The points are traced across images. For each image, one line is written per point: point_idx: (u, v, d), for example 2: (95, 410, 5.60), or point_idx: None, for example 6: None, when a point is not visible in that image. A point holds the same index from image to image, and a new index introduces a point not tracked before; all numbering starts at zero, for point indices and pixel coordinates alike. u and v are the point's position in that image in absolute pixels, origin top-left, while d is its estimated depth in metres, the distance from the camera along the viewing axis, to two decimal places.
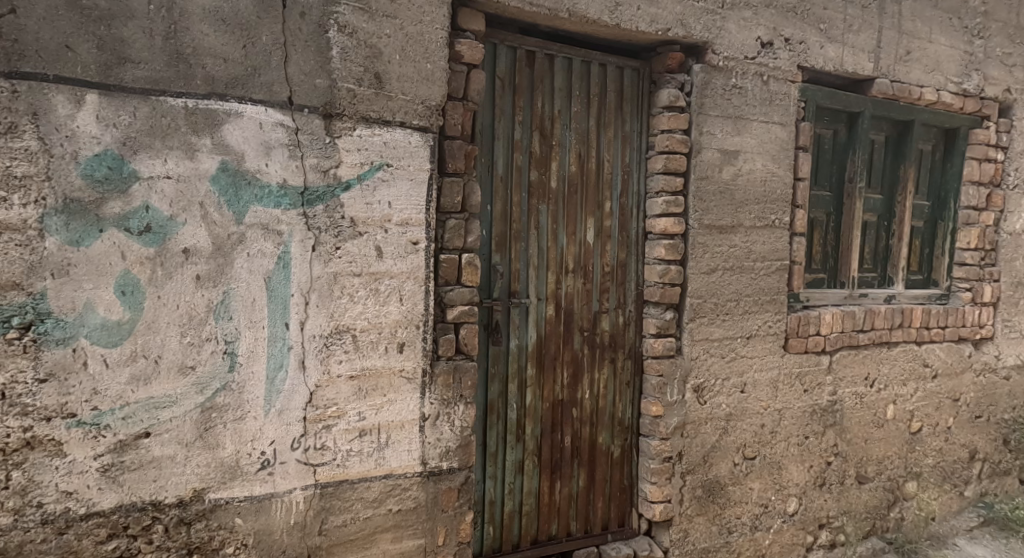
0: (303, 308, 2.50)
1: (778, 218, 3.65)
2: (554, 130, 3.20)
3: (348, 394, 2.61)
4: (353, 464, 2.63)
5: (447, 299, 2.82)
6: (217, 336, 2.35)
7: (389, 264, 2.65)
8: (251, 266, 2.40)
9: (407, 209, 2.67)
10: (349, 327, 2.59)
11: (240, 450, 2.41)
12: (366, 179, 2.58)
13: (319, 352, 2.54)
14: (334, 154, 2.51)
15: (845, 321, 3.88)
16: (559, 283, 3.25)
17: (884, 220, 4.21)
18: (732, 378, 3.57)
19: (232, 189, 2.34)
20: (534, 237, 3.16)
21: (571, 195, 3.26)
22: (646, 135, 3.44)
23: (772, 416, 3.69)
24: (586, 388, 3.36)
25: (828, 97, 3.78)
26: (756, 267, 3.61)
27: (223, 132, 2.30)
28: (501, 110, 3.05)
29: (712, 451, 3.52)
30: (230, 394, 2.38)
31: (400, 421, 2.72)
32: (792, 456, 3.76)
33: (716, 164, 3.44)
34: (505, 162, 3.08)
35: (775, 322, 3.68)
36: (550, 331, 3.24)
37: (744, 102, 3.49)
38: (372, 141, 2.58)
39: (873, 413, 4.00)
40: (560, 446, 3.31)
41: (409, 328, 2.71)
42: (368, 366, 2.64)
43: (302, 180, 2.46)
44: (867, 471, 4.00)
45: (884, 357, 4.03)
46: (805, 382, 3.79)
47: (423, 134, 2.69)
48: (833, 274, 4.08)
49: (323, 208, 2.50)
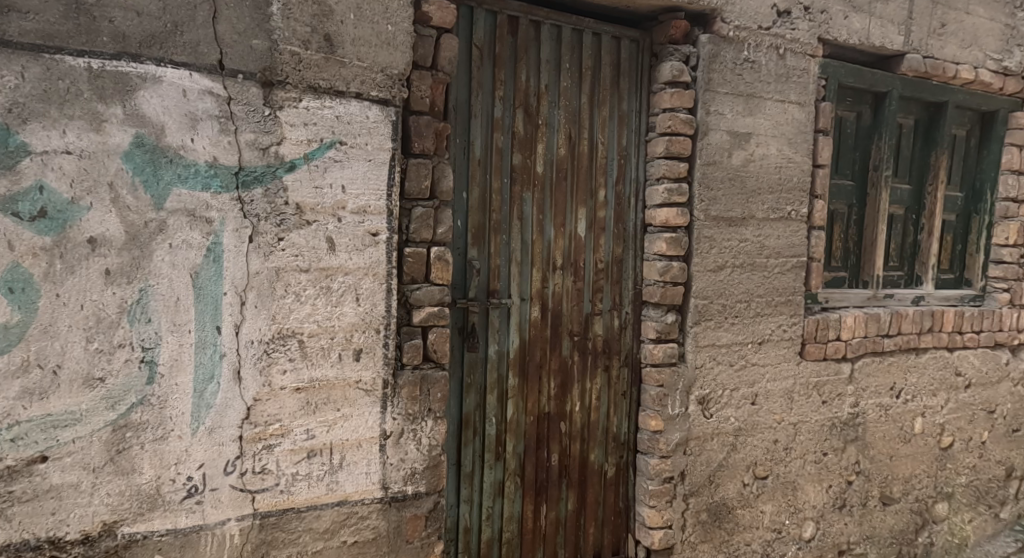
0: (238, 309, 2.14)
1: (795, 209, 3.26)
2: (540, 107, 2.82)
3: (294, 409, 2.25)
4: (300, 490, 2.27)
5: (413, 300, 2.45)
6: (132, 342, 1.99)
7: (343, 258, 2.29)
8: (174, 260, 2.04)
9: (365, 195, 2.31)
10: (295, 331, 2.23)
11: (161, 476, 2.06)
12: (314, 159, 2.22)
13: (259, 360, 2.18)
14: (275, 129, 2.15)
15: (869, 324, 3.48)
16: (545, 281, 2.87)
17: (911, 213, 3.79)
18: (742, 389, 3.18)
19: (149, 167, 1.97)
20: (517, 229, 2.79)
21: (560, 182, 2.88)
22: (646, 114, 3.05)
23: (787, 431, 3.30)
24: (576, 400, 2.98)
25: (851, 75, 3.38)
26: (770, 264, 3.22)
27: (138, 100, 1.94)
28: (479, 82, 2.68)
29: (719, 470, 3.14)
30: (148, 410, 2.02)
31: (357, 440, 2.36)
32: (809, 475, 3.36)
33: (726, 147, 3.05)
34: (483, 143, 2.71)
35: (791, 326, 3.29)
36: (535, 335, 2.87)
37: (758, 78, 3.09)
38: (322, 114, 2.22)
39: (899, 427, 3.60)
40: (546, 466, 2.93)
41: (366, 333, 2.35)
42: (318, 377, 2.28)
43: (236, 158, 2.10)
44: (892, 492, 3.59)
45: (911, 365, 3.63)
46: (824, 392, 3.40)
47: (383, 108, 2.32)
48: (854, 273, 3.68)
49: (261, 192, 2.14)
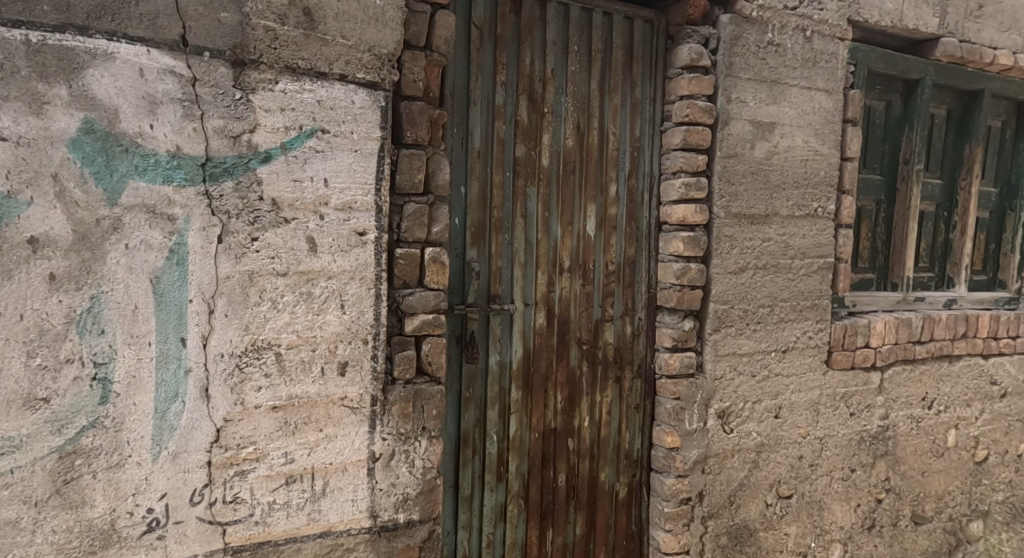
0: (205, 318, 1.89)
1: (821, 206, 3.00)
2: (546, 94, 2.58)
3: (270, 430, 2.00)
4: (277, 520, 2.02)
5: (405, 306, 2.20)
6: (82, 356, 1.74)
7: (325, 261, 2.04)
8: (131, 263, 1.78)
9: (350, 189, 2.06)
10: (272, 342, 1.99)
11: (116, 509, 1.81)
12: (293, 149, 1.97)
13: (230, 376, 1.93)
14: (247, 114, 1.90)
15: (899, 330, 3.23)
16: (552, 285, 2.62)
17: (943, 210, 3.54)
18: (765, 401, 2.94)
19: (101, 156, 1.72)
20: (520, 228, 2.54)
21: (567, 176, 2.63)
22: (660, 103, 2.80)
23: (812, 446, 3.06)
24: (585, 415, 2.73)
25: (882, 61, 3.13)
26: (795, 266, 2.97)
27: (86, 78, 1.69)
28: (478, 66, 2.43)
29: (739, 490, 2.89)
30: (102, 434, 1.77)
31: (342, 463, 2.11)
32: (836, 494, 3.11)
33: (748, 138, 2.80)
34: (483, 133, 2.46)
35: (816, 332, 3.04)
36: (540, 344, 2.62)
37: (783, 63, 2.84)
38: (301, 98, 1.97)
39: (931, 441, 3.34)
40: (552, 487, 2.68)
41: (352, 343, 2.11)
42: (298, 393, 2.04)
43: (202, 147, 1.84)
44: (924, 510, 3.33)
45: (944, 373, 3.38)
46: (852, 404, 3.15)
47: (370, 92, 2.08)
48: (882, 274, 3.43)
49: (232, 185, 1.89)
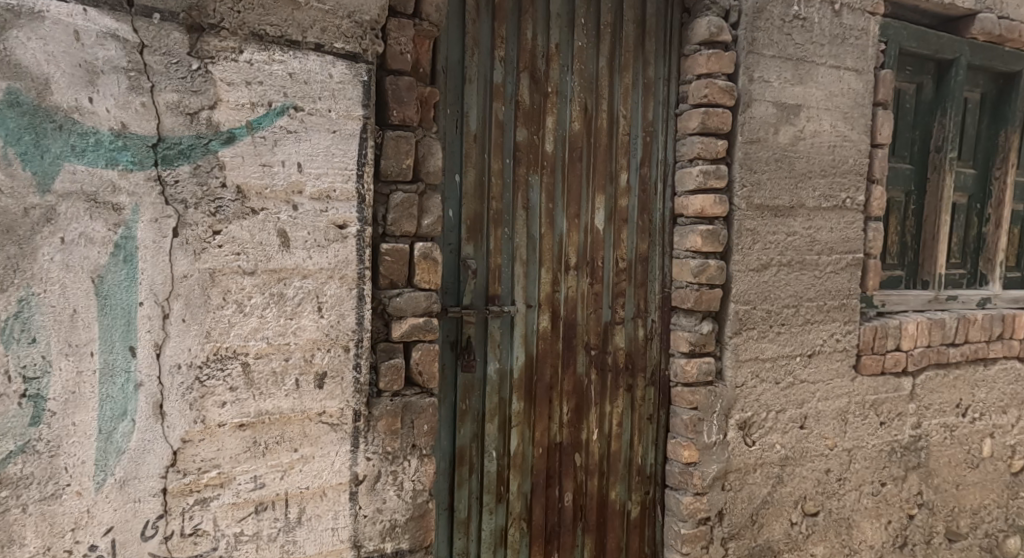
0: (158, 325, 1.63)
1: (850, 197, 2.75)
2: (550, 72, 2.32)
3: (236, 451, 1.74)
4: (246, 554, 1.77)
5: (392, 309, 1.94)
6: (9, 370, 1.48)
7: (300, 257, 1.79)
8: (67, 260, 1.52)
9: (328, 176, 1.81)
10: (238, 352, 1.73)
11: (51, 548, 1.55)
12: (261, 128, 1.71)
13: (189, 391, 1.67)
14: (206, 88, 1.64)
15: (933, 332, 2.98)
16: (557, 283, 2.37)
17: (976, 202, 3.28)
18: (789, 410, 2.69)
19: (29, 135, 1.46)
20: (522, 221, 2.29)
21: (573, 163, 2.38)
22: (675, 83, 2.55)
23: (840, 459, 2.80)
24: (594, 427, 2.48)
25: (915, 39, 2.87)
26: (822, 262, 2.71)
27: (9, 41, 1.43)
28: (475, 40, 2.17)
29: (762, 508, 2.64)
30: (34, 460, 1.51)
31: (321, 487, 1.86)
32: (865, 510, 2.86)
33: (771, 122, 2.54)
34: (480, 115, 2.20)
35: (844, 335, 2.79)
36: (544, 350, 2.36)
37: (809, 39, 2.59)
38: (271, 71, 1.71)
39: (966, 452, 3.09)
40: (558, 508, 2.43)
41: (331, 352, 1.86)
42: (269, 410, 1.78)
43: (153, 125, 1.58)
44: (959, 527, 3.08)
45: (979, 378, 3.13)
46: (882, 412, 2.90)
47: (351, 65, 1.82)
48: (912, 271, 3.18)
49: (189, 170, 1.64)
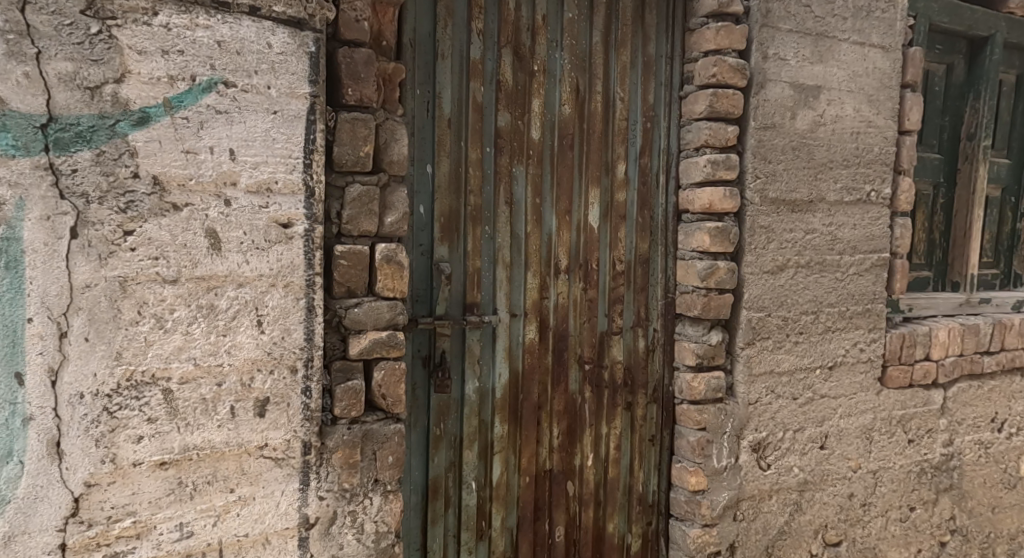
0: (52, 346, 1.34)
1: (875, 189, 2.45)
2: (536, 48, 2.03)
3: (156, 495, 1.46)
4: None
5: (349, 322, 1.65)
6: None
7: (234, 263, 1.50)
8: None
9: (267, 165, 1.52)
10: (156, 376, 1.44)
11: None
12: (182, 107, 1.42)
13: (94, 426, 1.38)
14: (111, 57, 1.35)
15: (965, 339, 2.68)
16: (545, 289, 2.08)
17: (1010, 195, 2.99)
18: (808, 428, 2.39)
19: None
20: (505, 218, 1.99)
21: (564, 151, 2.09)
22: (679, 62, 2.26)
23: (864, 482, 2.51)
24: (589, 452, 2.19)
25: (946, 13, 2.58)
26: (844, 263, 2.42)
27: None
28: (448, 9, 1.88)
29: (779, 539, 2.35)
30: None
31: (263, 533, 1.57)
32: (892, 539, 2.57)
33: (788, 105, 2.25)
34: (455, 96, 1.91)
35: (869, 344, 2.49)
36: (531, 365, 2.07)
37: (830, 11, 2.30)
38: (194, 38, 1.42)
39: (1001, 471, 2.81)
40: (548, 544, 2.14)
41: (275, 373, 1.57)
42: (197, 445, 1.49)
43: (43, 100, 1.30)
44: (994, 554, 2.79)
45: (1016, 390, 2.84)
46: (911, 429, 2.60)
47: (294, 34, 1.53)
48: (941, 272, 2.88)
49: (91, 157, 1.34)
